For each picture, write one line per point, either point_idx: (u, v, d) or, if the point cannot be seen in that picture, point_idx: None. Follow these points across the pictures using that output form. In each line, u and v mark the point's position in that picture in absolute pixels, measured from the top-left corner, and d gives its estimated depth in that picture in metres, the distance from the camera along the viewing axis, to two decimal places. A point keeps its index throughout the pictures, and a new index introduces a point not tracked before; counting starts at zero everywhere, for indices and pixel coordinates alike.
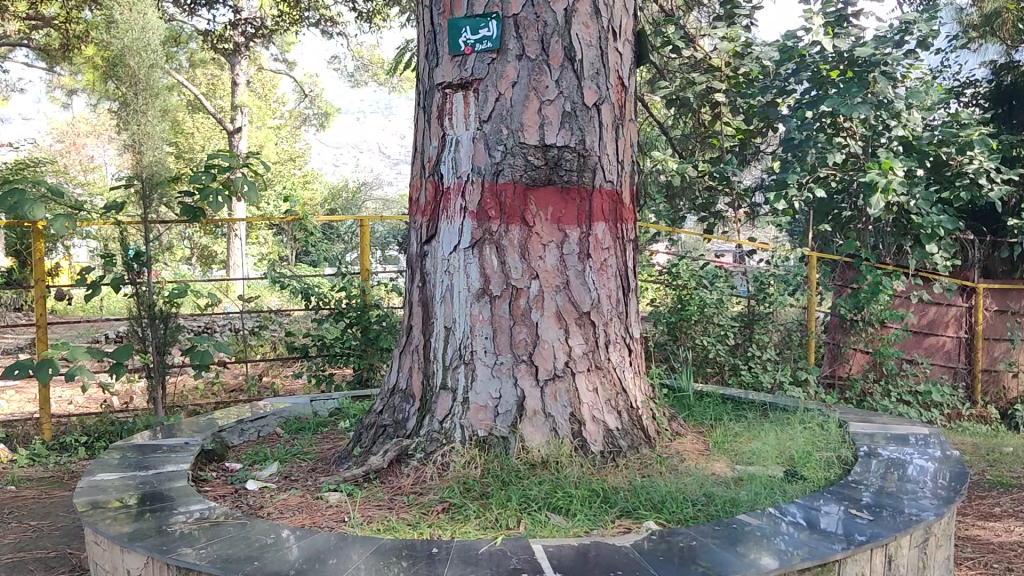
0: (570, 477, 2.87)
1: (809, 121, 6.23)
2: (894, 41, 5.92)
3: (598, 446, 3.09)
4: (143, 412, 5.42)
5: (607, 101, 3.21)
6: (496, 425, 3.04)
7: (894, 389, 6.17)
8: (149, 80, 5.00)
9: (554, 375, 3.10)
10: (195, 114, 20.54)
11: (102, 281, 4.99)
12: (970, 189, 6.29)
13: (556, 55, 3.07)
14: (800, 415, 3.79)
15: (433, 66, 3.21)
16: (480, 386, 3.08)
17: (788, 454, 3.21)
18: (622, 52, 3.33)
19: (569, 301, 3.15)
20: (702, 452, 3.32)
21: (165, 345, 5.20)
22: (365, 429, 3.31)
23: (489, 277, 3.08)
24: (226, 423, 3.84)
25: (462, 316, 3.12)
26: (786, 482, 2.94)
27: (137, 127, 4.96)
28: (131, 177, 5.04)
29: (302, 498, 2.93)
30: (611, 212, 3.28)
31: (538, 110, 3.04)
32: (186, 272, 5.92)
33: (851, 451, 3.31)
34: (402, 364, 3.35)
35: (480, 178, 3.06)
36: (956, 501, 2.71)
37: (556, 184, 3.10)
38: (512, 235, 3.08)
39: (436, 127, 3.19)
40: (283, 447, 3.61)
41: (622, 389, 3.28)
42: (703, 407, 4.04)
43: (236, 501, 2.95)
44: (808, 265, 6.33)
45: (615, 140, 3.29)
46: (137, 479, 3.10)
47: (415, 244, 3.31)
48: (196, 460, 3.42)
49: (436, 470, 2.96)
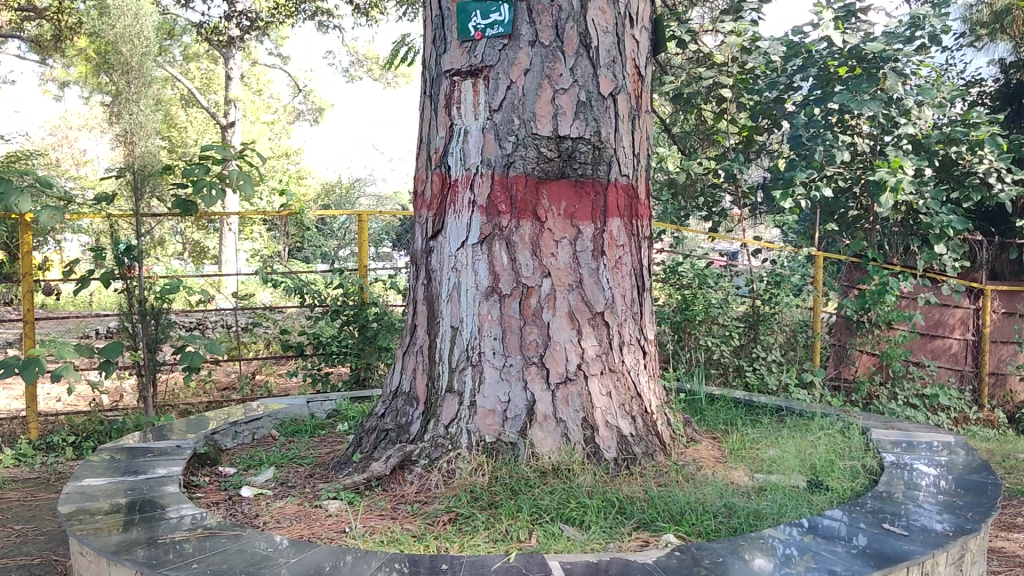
0: (584, 487, 2.72)
1: (818, 118, 6.11)
2: (904, 37, 5.82)
3: (611, 453, 2.94)
4: (133, 411, 5.23)
5: (624, 91, 3.06)
6: (504, 430, 2.90)
7: (901, 393, 6.04)
8: (142, 69, 4.82)
9: (566, 378, 2.95)
10: (188, 108, 20.29)
11: (92, 276, 4.82)
12: (980, 190, 6.11)
13: (571, 41, 2.92)
14: (818, 421, 3.65)
15: (440, 53, 3.06)
16: (488, 390, 2.93)
17: (809, 463, 3.07)
18: (639, 40, 3.18)
19: (583, 301, 3.00)
20: (720, 460, 3.17)
21: (156, 343, 5.03)
22: (366, 433, 3.15)
23: (499, 275, 2.93)
24: (219, 425, 3.66)
25: (470, 316, 2.97)
26: (810, 493, 2.79)
27: (129, 118, 4.77)
28: (122, 169, 4.84)
29: (299, 506, 2.78)
30: (625, 208, 3.13)
31: (551, 99, 2.88)
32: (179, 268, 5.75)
33: (876, 460, 3.15)
34: (405, 364, 3.19)
35: (490, 170, 2.91)
36: (991, 513, 2.56)
37: (570, 177, 2.95)
38: (523, 231, 2.93)
39: (444, 117, 3.03)
40: (278, 450, 3.45)
41: (637, 393, 3.14)
42: (714, 411, 3.90)
43: (230, 510, 2.79)
44: (814, 265, 6.16)
45: (631, 133, 3.14)
46: (126, 485, 2.93)
47: (420, 240, 3.15)
48: (188, 464, 3.25)
49: (442, 478, 2.82)
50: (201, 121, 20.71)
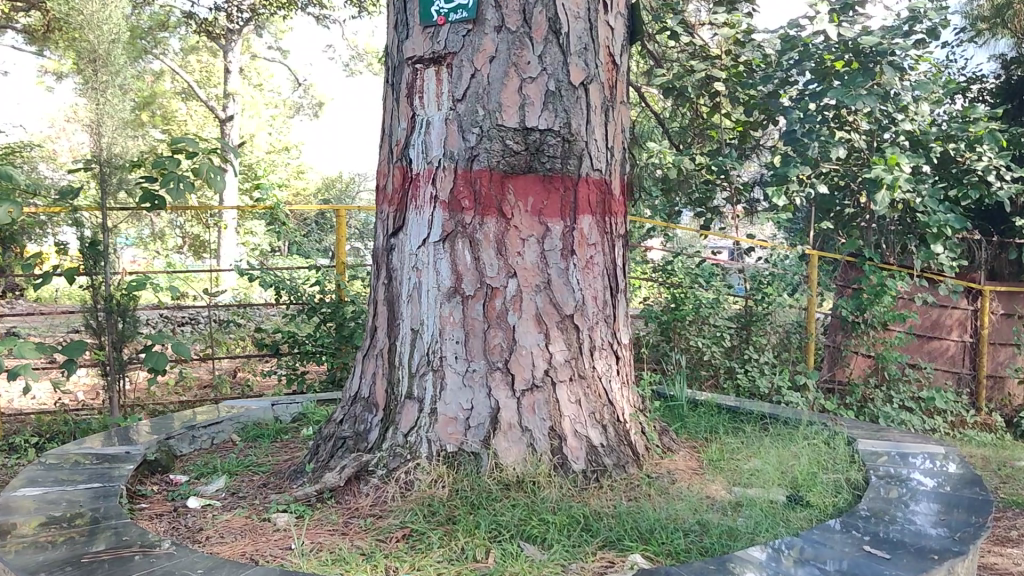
0: (548, 502, 2.56)
1: (813, 114, 5.85)
2: (902, 31, 5.62)
3: (580, 465, 2.78)
4: (100, 411, 5.05)
5: (596, 80, 2.88)
6: (466, 440, 2.73)
7: (896, 396, 5.87)
8: (109, 57, 4.64)
9: (532, 385, 2.79)
10: (188, 102, 20.09)
11: (56, 272, 4.65)
12: (979, 187, 5.88)
13: (539, 28, 2.75)
14: (803, 430, 3.46)
15: (402, 39, 2.90)
16: (449, 396, 2.77)
17: (791, 476, 2.89)
18: (614, 26, 3.00)
19: (551, 303, 2.83)
20: (697, 471, 3.00)
21: (123, 339, 4.85)
22: (323, 441, 2.98)
23: (461, 275, 2.76)
24: (175, 430, 3.49)
25: (431, 317, 2.80)
26: (789, 510, 2.62)
27: (97, 107, 4.59)
28: (89, 161, 4.65)
29: (246, 520, 2.61)
30: (598, 204, 2.95)
31: (518, 88, 2.71)
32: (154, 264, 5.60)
33: (862, 474, 2.97)
34: (365, 368, 3.02)
35: (452, 164, 2.74)
36: (983, 534, 2.39)
37: (537, 171, 2.78)
38: (487, 228, 2.76)
39: (406, 107, 2.86)
40: (234, 457, 3.29)
41: (608, 401, 2.97)
42: (696, 418, 3.73)
43: (174, 523, 2.62)
44: (808, 264, 5.99)
45: (604, 125, 2.96)
46: (63, 496, 2.75)
47: (382, 237, 2.99)
48: (137, 472, 3.08)
49: (398, 490, 2.65)
50: (200, 115, 20.52)
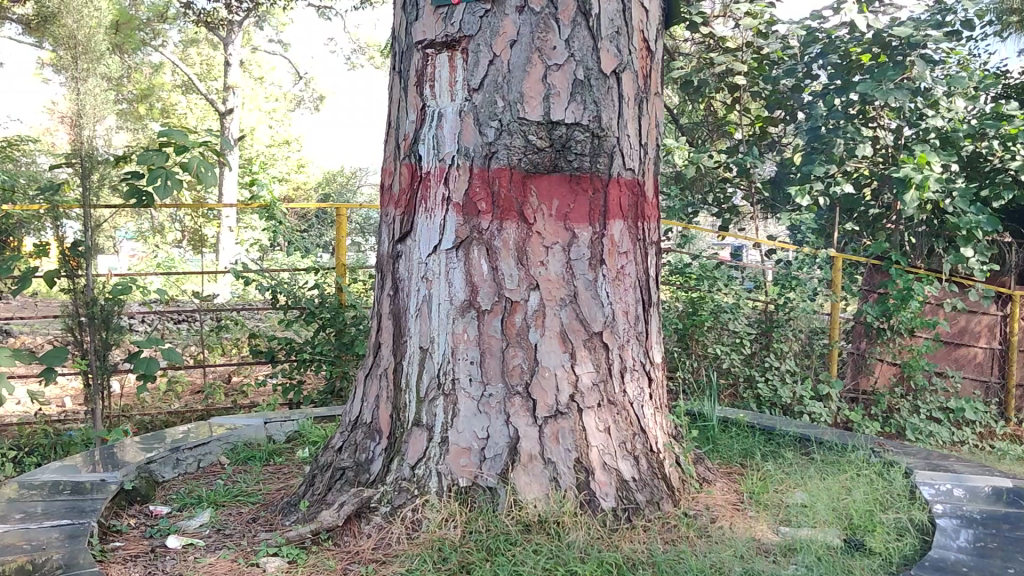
0: (575, 547, 2.25)
1: (837, 109, 5.53)
2: (933, 22, 5.37)
3: (609, 502, 2.47)
4: (84, 422, 4.73)
5: (629, 68, 2.56)
6: (481, 473, 2.43)
7: (924, 406, 5.60)
8: (90, 44, 4.28)
9: (555, 412, 2.48)
10: (187, 95, 19.74)
11: (34, 274, 4.31)
12: (1012, 187, 5.53)
13: (566, 8, 2.43)
14: (850, 458, 3.15)
15: (411, 20, 2.58)
16: (462, 424, 2.46)
17: (845, 516, 2.57)
18: (648, 8, 2.67)
19: (577, 318, 2.52)
20: (737, 507, 2.70)
21: (106, 347, 4.52)
22: (320, 471, 2.67)
23: (477, 286, 2.45)
24: (156, 453, 3.17)
25: (442, 335, 2.49)
26: (848, 557, 2.30)
27: (75, 98, 4.24)
28: (68, 155, 4.29)
29: (232, 564, 2.30)
30: (630, 207, 2.63)
31: (543, 77, 2.39)
32: (172, 258, 5.45)
33: (925, 512, 2.62)
34: (367, 390, 2.71)
35: (468, 162, 2.43)
36: None
37: (563, 170, 2.46)
38: (506, 234, 2.45)
39: (415, 97, 2.54)
40: (222, 485, 2.99)
41: (640, 429, 2.65)
42: (729, 441, 3.42)
43: (148, 568, 2.31)
44: (831, 268, 5.56)
45: (637, 118, 2.63)
46: (25, 534, 2.43)
47: (387, 242, 2.67)
48: (112, 504, 2.76)
49: (404, 530, 2.35)
50: (201, 108, 20.17)
